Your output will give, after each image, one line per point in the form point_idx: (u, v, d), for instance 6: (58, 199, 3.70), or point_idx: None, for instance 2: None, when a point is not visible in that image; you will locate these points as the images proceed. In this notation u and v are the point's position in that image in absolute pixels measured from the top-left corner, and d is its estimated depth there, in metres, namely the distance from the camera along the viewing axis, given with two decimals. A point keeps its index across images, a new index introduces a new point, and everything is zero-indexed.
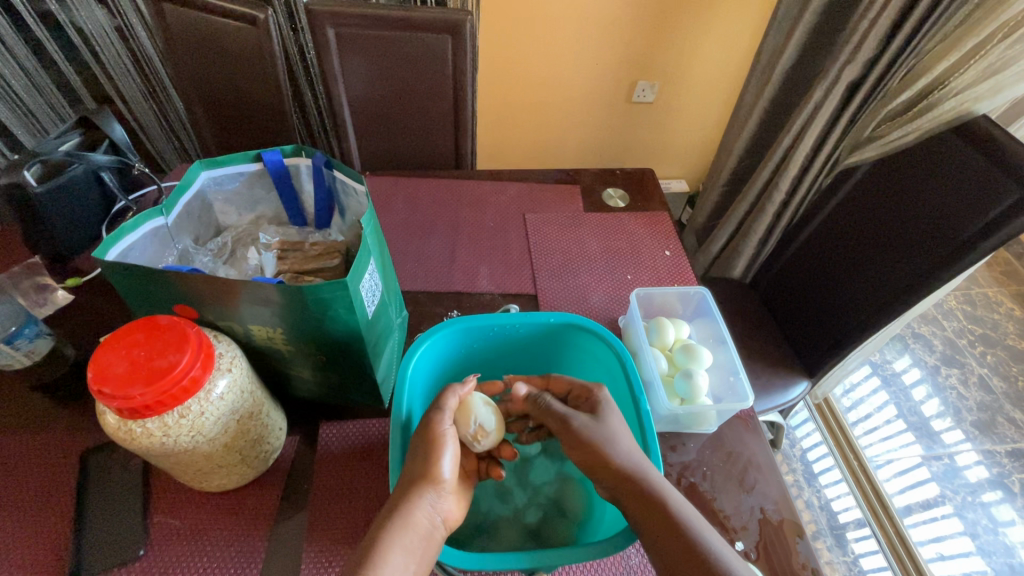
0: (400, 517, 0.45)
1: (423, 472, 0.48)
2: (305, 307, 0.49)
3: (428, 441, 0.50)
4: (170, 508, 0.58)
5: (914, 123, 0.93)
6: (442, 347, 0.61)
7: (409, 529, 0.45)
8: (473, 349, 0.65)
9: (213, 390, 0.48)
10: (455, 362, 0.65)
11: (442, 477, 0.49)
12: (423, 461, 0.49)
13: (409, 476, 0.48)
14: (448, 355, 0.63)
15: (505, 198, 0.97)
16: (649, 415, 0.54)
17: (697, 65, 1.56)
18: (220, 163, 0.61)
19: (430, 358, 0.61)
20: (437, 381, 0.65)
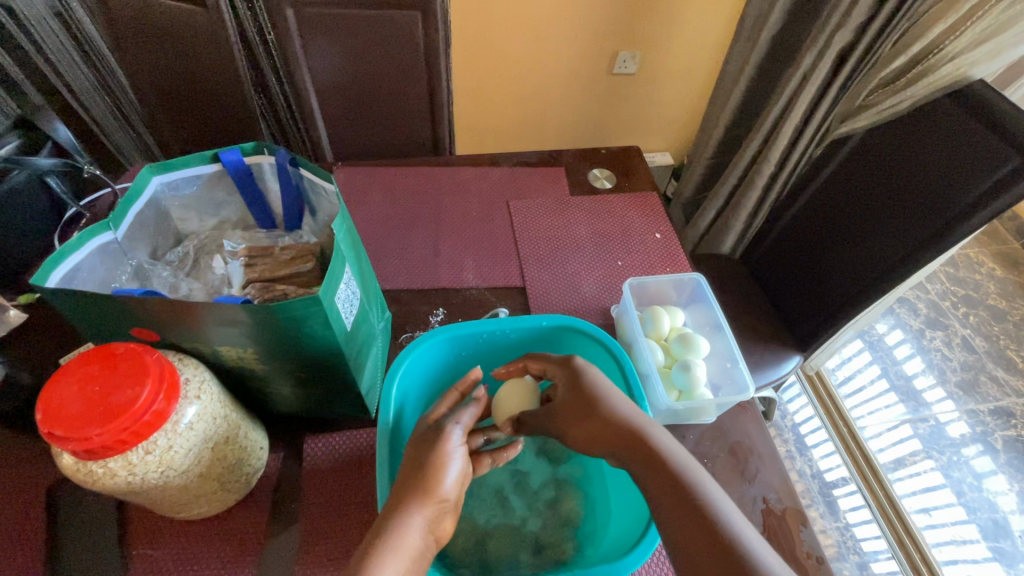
0: (395, 532, 0.41)
1: (420, 484, 0.44)
2: (276, 326, 0.45)
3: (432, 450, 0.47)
4: (148, 539, 0.55)
5: (907, 91, 0.88)
6: (430, 359, 0.58)
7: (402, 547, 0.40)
8: (462, 357, 0.61)
9: (181, 420, 0.44)
10: (444, 372, 0.62)
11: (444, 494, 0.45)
12: (425, 472, 0.45)
13: (407, 487, 0.44)
14: (437, 365, 0.60)
15: (487, 184, 0.92)
16: None
17: (679, 33, 1.50)
18: (173, 166, 0.55)
19: (420, 370, 0.58)
20: (427, 390, 0.61)
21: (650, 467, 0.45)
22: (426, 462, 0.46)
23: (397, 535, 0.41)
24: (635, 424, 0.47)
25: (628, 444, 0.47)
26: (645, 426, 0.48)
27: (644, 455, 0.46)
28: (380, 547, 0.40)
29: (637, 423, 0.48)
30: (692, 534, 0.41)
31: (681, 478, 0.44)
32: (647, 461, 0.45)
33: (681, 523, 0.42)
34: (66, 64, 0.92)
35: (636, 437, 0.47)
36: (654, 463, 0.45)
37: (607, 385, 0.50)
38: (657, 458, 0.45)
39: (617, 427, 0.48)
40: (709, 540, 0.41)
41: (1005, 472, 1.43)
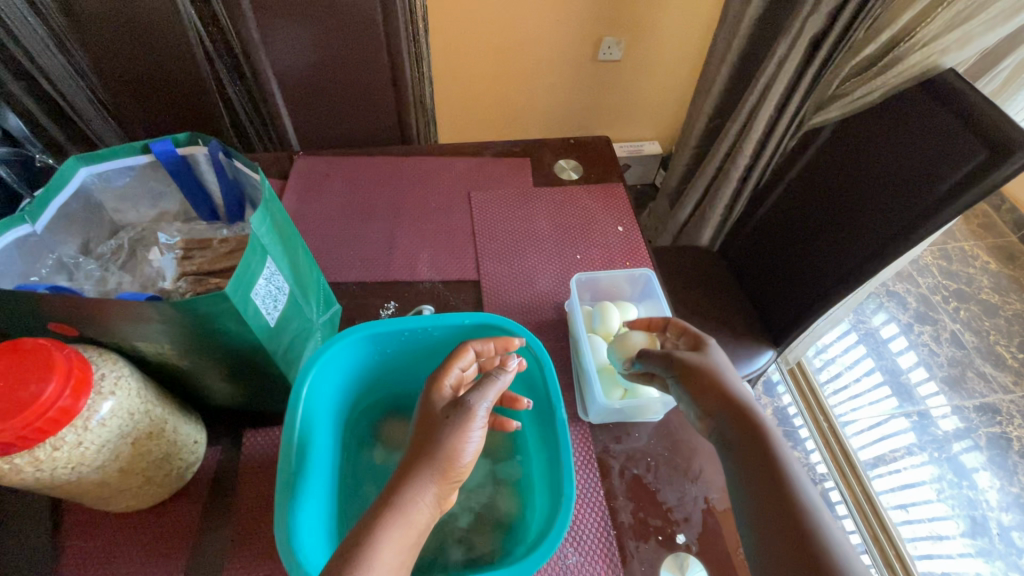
0: (401, 508, 0.41)
1: (434, 462, 0.43)
2: (186, 322, 0.44)
3: (453, 424, 0.45)
4: (80, 531, 0.55)
5: (878, 80, 0.87)
6: (349, 357, 0.55)
7: (408, 527, 0.40)
8: (387, 355, 0.58)
9: (93, 416, 0.44)
10: (367, 372, 0.59)
11: (456, 476, 0.44)
12: (439, 450, 0.43)
13: (422, 463, 0.43)
14: (362, 364, 0.58)
15: (449, 174, 0.91)
16: (565, 423, 0.52)
17: (665, 19, 1.46)
18: (102, 157, 0.55)
19: (339, 368, 0.55)
20: (349, 390, 0.58)
21: (749, 437, 0.50)
22: (445, 438, 0.44)
23: (407, 505, 0.41)
24: (740, 396, 0.52)
25: (733, 412, 0.51)
26: (751, 405, 0.52)
27: (747, 425, 0.50)
28: (388, 516, 0.40)
29: (745, 402, 0.52)
30: (776, 501, 0.45)
31: (777, 456, 0.48)
32: (749, 430, 0.50)
33: (767, 490, 0.46)
34: (39, 50, 0.86)
35: (742, 411, 0.51)
36: (752, 435, 0.50)
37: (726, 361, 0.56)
38: (756, 432, 0.50)
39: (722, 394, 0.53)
40: (788, 509, 0.45)
41: (988, 469, 1.42)
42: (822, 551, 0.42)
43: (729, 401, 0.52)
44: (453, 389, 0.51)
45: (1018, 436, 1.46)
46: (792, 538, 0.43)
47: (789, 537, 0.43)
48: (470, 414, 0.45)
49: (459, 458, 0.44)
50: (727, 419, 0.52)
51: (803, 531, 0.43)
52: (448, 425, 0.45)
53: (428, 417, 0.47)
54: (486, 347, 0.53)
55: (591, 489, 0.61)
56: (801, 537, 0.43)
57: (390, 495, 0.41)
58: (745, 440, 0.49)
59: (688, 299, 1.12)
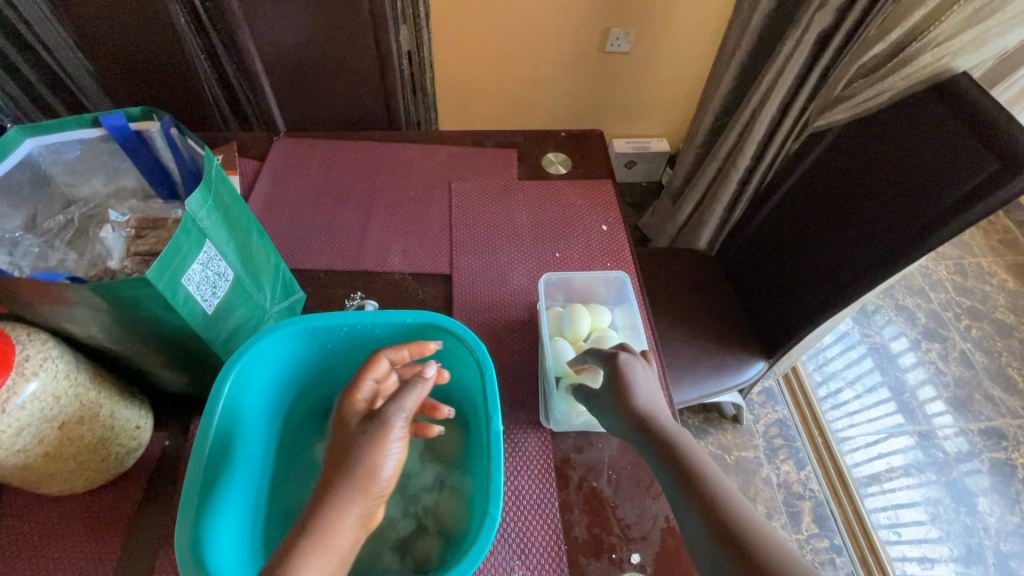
0: (315, 532, 0.38)
1: (351, 479, 0.41)
2: (107, 305, 0.42)
3: (366, 437, 0.42)
4: (18, 512, 0.54)
5: (884, 83, 0.82)
6: (285, 350, 0.53)
7: (326, 551, 0.38)
8: (328, 350, 0.56)
9: (12, 399, 0.42)
10: (311, 366, 0.56)
11: (378, 491, 0.42)
12: (352, 466, 0.41)
13: (339, 481, 0.40)
14: (303, 358, 0.55)
15: (432, 163, 0.88)
16: (500, 436, 0.50)
17: (676, 11, 1.41)
18: (50, 128, 0.53)
19: (272, 363, 0.53)
20: (292, 385, 0.56)
21: (668, 459, 0.48)
22: (363, 455, 0.41)
23: (325, 529, 0.38)
24: (652, 417, 0.51)
25: (648, 437, 0.50)
26: (658, 416, 0.52)
27: (663, 447, 0.49)
28: (303, 545, 0.38)
29: (650, 413, 0.52)
30: (708, 519, 0.44)
31: (698, 470, 0.47)
32: (667, 452, 0.49)
33: (700, 508, 0.44)
34: (39, 22, 0.86)
35: (657, 432, 0.50)
36: (671, 454, 0.48)
37: (643, 376, 0.55)
38: (675, 451, 0.49)
39: (637, 419, 0.51)
40: (720, 526, 0.43)
41: (987, 496, 1.36)
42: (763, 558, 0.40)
43: (643, 426, 0.51)
44: (369, 400, 0.47)
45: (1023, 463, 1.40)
46: (735, 553, 0.41)
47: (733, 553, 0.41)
48: (385, 427, 0.42)
49: (380, 474, 0.42)
50: (645, 445, 0.50)
51: (741, 543, 0.41)
52: (363, 440, 0.42)
53: (342, 435, 0.44)
54: (399, 354, 0.50)
55: (545, 500, 0.58)
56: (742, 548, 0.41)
57: (307, 520, 0.39)
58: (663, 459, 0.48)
59: (679, 303, 1.08)
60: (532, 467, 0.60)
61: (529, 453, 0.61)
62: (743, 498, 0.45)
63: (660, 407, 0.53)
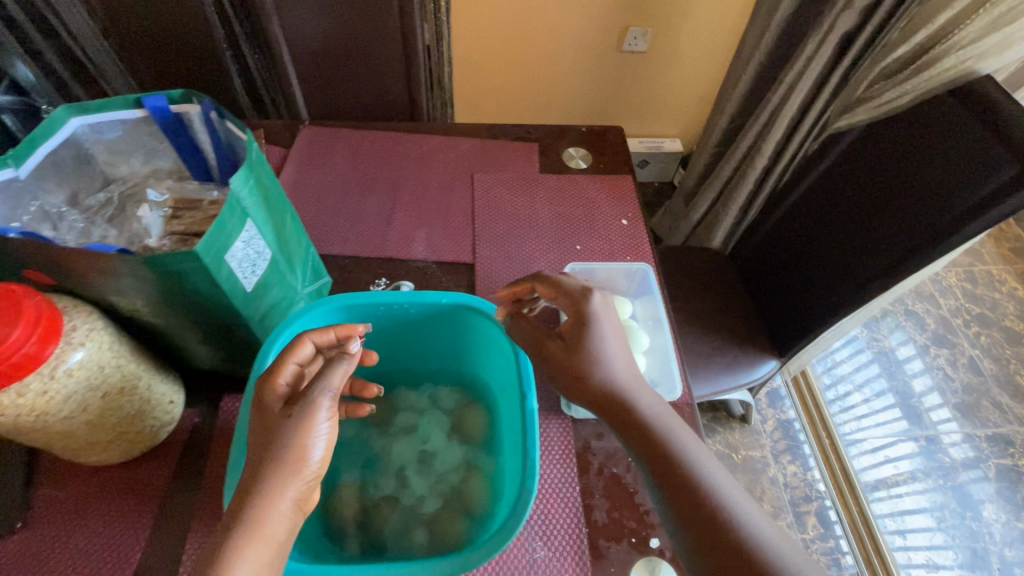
0: (252, 517, 0.40)
1: (282, 464, 0.43)
2: (155, 279, 0.43)
3: (291, 420, 0.44)
4: (54, 481, 0.56)
5: (906, 84, 0.83)
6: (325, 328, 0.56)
7: (262, 533, 0.40)
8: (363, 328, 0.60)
9: (60, 366, 0.44)
10: None
11: (310, 472, 0.44)
12: (280, 449, 0.43)
13: (267, 466, 0.42)
14: None
15: (455, 155, 0.89)
16: (534, 414, 0.51)
17: (695, 13, 1.42)
18: (94, 107, 0.54)
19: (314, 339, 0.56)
20: None
21: (639, 436, 0.49)
22: (291, 438, 0.43)
23: (260, 509, 0.41)
24: (627, 394, 0.50)
25: (616, 412, 0.50)
26: (631, 391, 0.51)
27: (634, 423, 0.49)
28: (239, 530, 0.40)
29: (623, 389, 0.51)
30: (680, 495, 0.45)
31: (675, 446, 0.48)
32: (638, 432, 0.49)
33: (671, 483, 0.46)
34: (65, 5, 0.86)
35: (622, 407, 0.50)
36: (645, 432, 0.49)
37: (608, 326, 0.53)
38: (646, 427, 0.49)
39: (602, 394, 0.51)
40: (697, 501, 0.45)
41: (994, 502, 1.37)
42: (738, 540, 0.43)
43: (612, 401, 0.50)
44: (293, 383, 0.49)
45: None
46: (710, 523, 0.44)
47: (707, 526, 0.44)
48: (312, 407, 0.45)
49: (310, 455, 0.44)
50: (612, 422, 0.50)
51: (717, 517, 0.44)
52: (288, 423, 0.44)
53: (264, 418, 0.45)
54: (325, 335, 0.51)
55: (566, 484, 0.59)
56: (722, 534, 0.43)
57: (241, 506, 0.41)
58: (639, 437, 0.49)
59: (693, 301, 1.09)
60: (554, 452, 0.61)
61: (551, 439, 0.62)
62: (715, 465, 0.48)
63: (626, 370, 0.52)
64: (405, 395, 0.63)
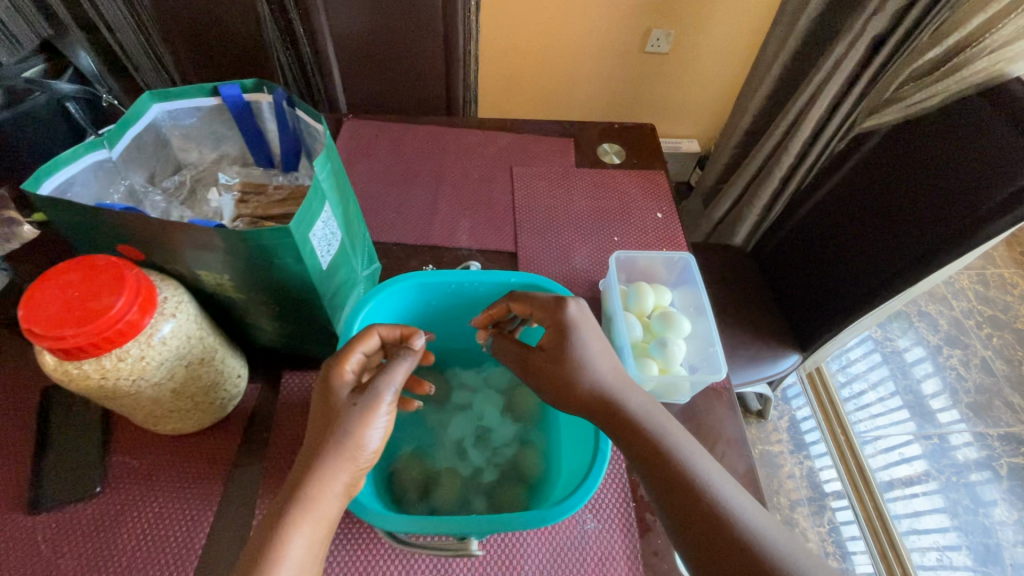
0: (306, 498, 0.43)
1: (342, 448, 0.45)
2: (248, 254, 0.46)
3: (349, 412, 0.46)
4: (129, 449, 0.59)
5: (938, 85, 0.85)
6: (398, 301, 0.60)
7: (315, 515, 0.43)
8: (432, 306, 0.64)
9: (155, 334, 0.46)
10: (415, 317, 0.64)
11: (365, 460, 0.46)
12: (336, 438, 0.45)
13: (325, 452, 0.45)
14: (408, 309, 0.63)
15: (494, 149, 0.92)
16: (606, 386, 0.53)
17: (717, 15, 1.44)
18: (174, 95, 0.57)
19: (390, 310, 0.61)
20: None
21: (634, 437, 0.49)
22: (352, 427, 0.46)
23: (318, 490, 0.43)
24: (620, 395, 0.51)
25: (610, 416, 0.50)
26: (624, 393, 0.52)
27: (626, 426, 0.50)
28: (295, 511, 0.42)
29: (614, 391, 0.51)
30: (676, 494, 0.46)
31: (667, 445, 0.49)
32: (630, 432, 0.49)
33: (666, 483, 0.47)
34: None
35: (615, 409, 0.51)
36: (639, 433, 0.49)
37: (590, 334, 0.54)
38: (639, 428, 0.50)
39: (591, 398, 0.51)
40: (692, 496, 0.46)
41: (1004, 499, 1.39)
42: (730, 530, 0.44)
43: (603, 405, 0.51)
44: (356, 373, 0.51)
45: None
46: (710, 517, 0.45)
47: (706, 521, 0.45)
48: (376, 400, 0.47)
49: (367, 445, 0.46)
50: (606, 426, 0.51)
51: (714, 512, 0.45)
52: (353, 412, 0.46)
53: (328, 405, 0.48)
54: (390, 333, 0.53)
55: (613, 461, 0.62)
56: (712, 526, 0.45)
57: (297, 489, 0.43)
58: (633, 438, 0.49)
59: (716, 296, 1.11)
60: None
61: None
62: (707, 462, 0.49)
63: (610, 374, 0.52)
64: (458, 374, 0.66)
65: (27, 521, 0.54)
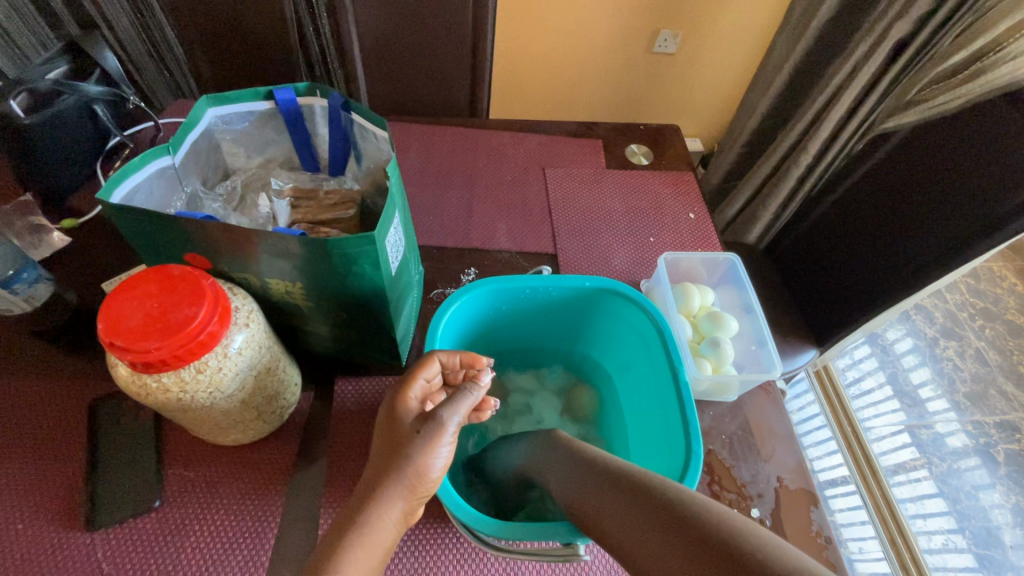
0: (360, 525, 0.39)
1: (397, 472, 0.41)
2: (329, 262, 0.46)
3: (406, 437, 0.42)
4: (184, 461, 0.58)
5: (960, 87, 0.86)
6: (472, 307, 0.62)
7: (365, 544, 0.38)
8: (501, 311, 0.66)
9: (230, 345, 0.46)
10: (481, 322, 0.66)
11: (422, 490, 0.42)
12: (393, 462, 0.41)
13: (382, 475, 0.41)
14: (476, 315, 0.64)
15: (523, 151, 0.92)
16: (688, 385, 0.54)
17: (723, 16, 1.46)
18: (228, 99, 0.56)
19: (462, 317, 0.62)
20: (464, 339, 0.66)
21: (566, 475, 0.46)
22: (414, 453, 0.41)
23: (380, 513, 0.39)
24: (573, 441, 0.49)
25: (549, 461, 0.49)
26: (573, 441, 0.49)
27: (565, 462, 0.47)
28: (351, 536, 0.38)
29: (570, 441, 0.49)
30: (605, 513, 0.40)
31: (591, 466, 0.44)
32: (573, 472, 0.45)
33: (593, 505, 0.41)
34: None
35: (558, 447, 0.50)
36: (574, 463, 0.46)
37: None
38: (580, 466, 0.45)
39: (538, 446, 0.52)
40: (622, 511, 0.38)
41: (1002, 484, 1.44)
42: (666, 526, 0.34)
43: (550, 448, 0.51)
44: (419, 400, 0.48)
45: None
46: (638, 513, 0.37)
47: (631, 523, 0.37)
48: (441, 428, 0.42)
49: (429, 473, 0.42)
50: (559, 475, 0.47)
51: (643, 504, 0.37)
52: (416, 439, 0.42)
53: (393, 431, 0.44)
54: (451, 359, 0.52)
55: None
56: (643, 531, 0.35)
57: (353, 515, 0.39)
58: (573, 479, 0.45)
59: None
60: None
61: None
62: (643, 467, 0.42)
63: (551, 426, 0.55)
64: (514, 378, 0.72)
65: (85, 539, 0.52)
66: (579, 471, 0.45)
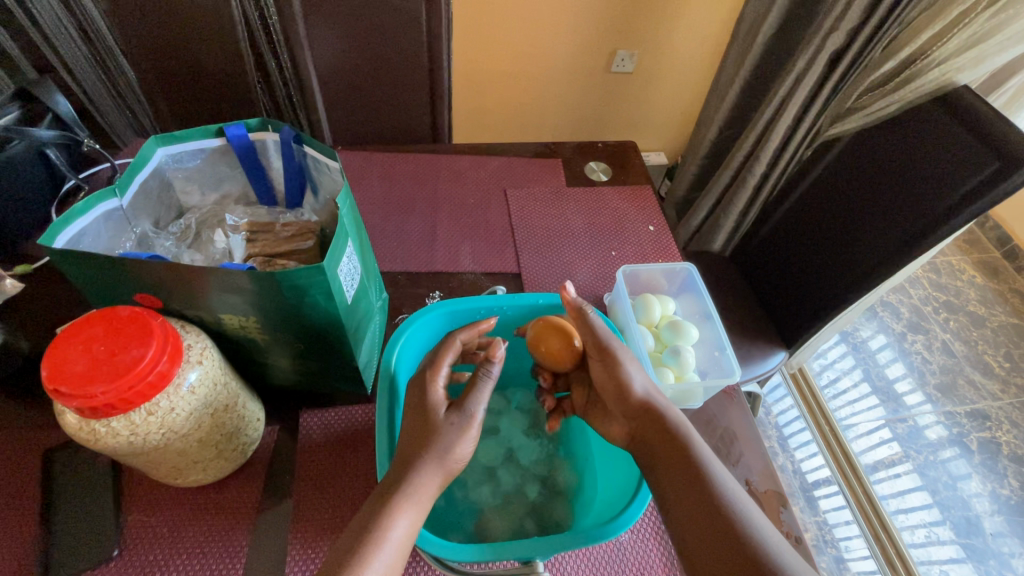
0: (389, 511, 0.43)
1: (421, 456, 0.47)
2: (280, 294, 0.46)
3: (424, 425, 0.49)
4: (145, 507, 0.56)
5: (893, 95, 0.93)
6: (429, 332, 0.63)
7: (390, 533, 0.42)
8: None
9: (183, 383, 0.45)
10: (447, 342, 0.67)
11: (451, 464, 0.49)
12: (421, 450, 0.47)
13: (409, 457, 0.47)
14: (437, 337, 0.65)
15: (484, 173, 0.94)
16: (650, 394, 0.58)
17: (675, 35, 1.52)
18: (178, 138, 0.57)
19: (422, 340, 0.64)
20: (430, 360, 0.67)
21: (665, 467, 0.49)
22: (444, 439, 0.48)
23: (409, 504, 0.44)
24: (666, 408, 0.53)
25: (660, 435, 0.51)
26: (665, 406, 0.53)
27: (665, 455, 0.49)
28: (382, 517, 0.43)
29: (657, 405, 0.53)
30: (681, 506, 0.46)
31: (702, 476, 0.47)
32: (663, 441, 0.50)
33: (678, 487, 0.47)
34: (62, 39, 0.89)
35: (668, 425, 0.51)
36: (681, 459, 0.49)
37: (632, 362, 0.56)
38: (671, 436, 0.50)
39: (643, 412, 0.53)
40: (704, 512, 0.45)
41: (979, 473, 1.45)
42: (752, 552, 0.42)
43: (659, 423, 0.52)
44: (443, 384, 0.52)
45: (1007, 441, 1.50)
46: (711, 528, 0.44)
47: (708, 532, 0.44)
48: (468, 422, 0.50)
49: (452, 452, 0.48)
50: (647, 434, 0.52)
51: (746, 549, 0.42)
52: (449, 429, 0.49)
53: (423, 413, 0.50)
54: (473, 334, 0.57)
55: None
56: (727, 541, 0.43)
57: (389, 500, 0.44)
58: (661, 445, 0.50)
59: None
60: None
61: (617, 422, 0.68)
62: (745, 494, 0.47)
63: (664, 403, 0.54)
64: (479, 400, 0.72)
65: None
66: (668, 443, 0.50)
